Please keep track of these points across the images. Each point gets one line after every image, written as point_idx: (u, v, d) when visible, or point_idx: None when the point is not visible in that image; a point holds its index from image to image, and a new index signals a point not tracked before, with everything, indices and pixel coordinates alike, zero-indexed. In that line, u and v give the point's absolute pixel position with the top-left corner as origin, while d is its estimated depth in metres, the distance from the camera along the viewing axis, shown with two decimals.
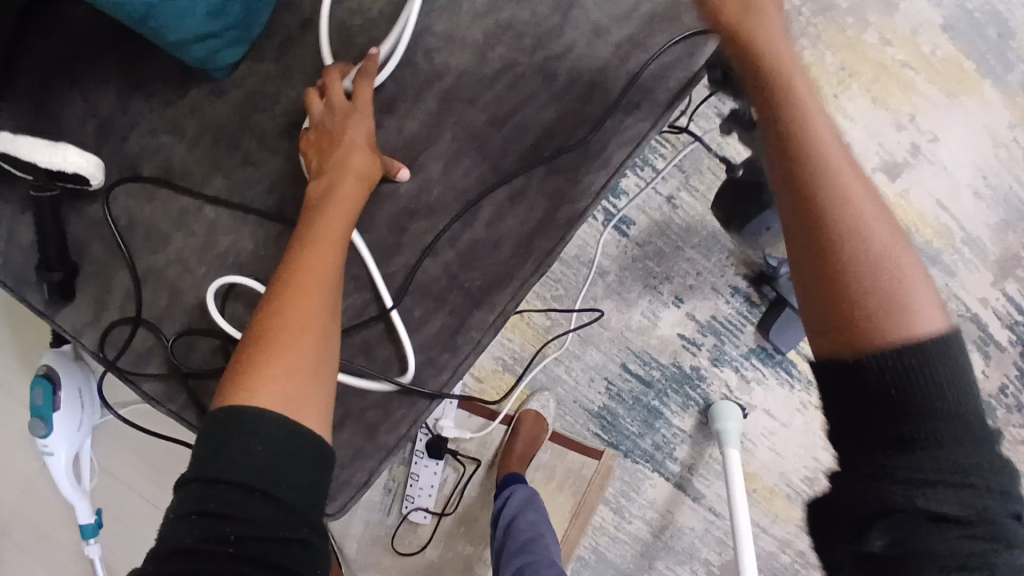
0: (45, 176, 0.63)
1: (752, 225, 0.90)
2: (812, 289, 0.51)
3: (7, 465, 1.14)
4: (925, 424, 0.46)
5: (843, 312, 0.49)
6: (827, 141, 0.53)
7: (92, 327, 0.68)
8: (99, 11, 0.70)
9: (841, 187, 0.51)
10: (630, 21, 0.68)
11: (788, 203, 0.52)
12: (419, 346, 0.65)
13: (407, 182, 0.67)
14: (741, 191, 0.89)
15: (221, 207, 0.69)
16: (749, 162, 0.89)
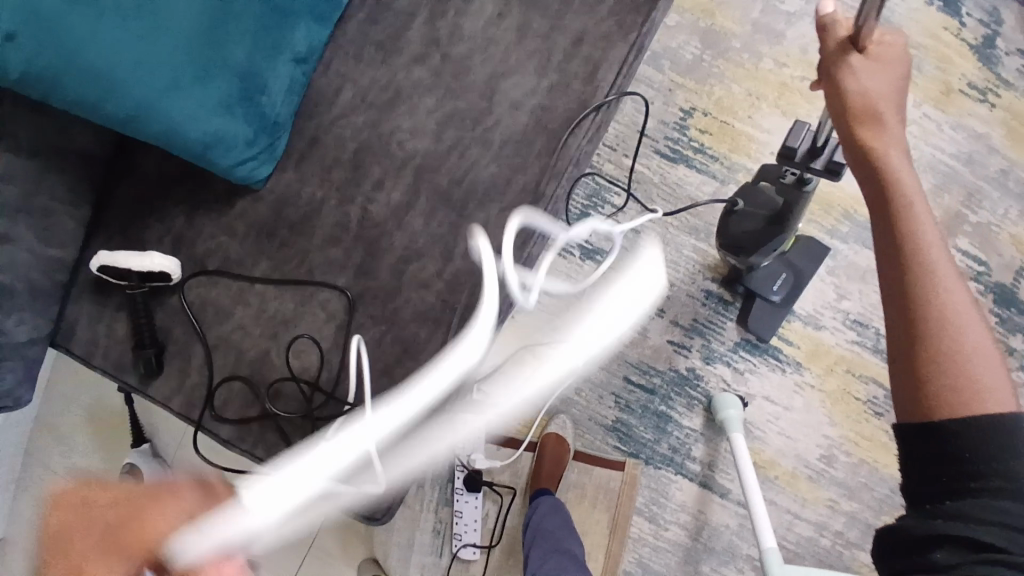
0: (138, 279, 0.81)
1: (764, 247, 1.02)
2: (899, 339, 0.58)
3: None
4: (983, 473, 0.51)
5: (920, 369, 0.56)
6: (936, 258, 0.59)
7: (177, 393, 0.83)
8: (151, 153, 0.89)
9: (939, 295, 0.57)
10: (544, 82, 0.83)
11: (888, 288, 0.61)
12: (428, 362, 0.80)
13: (399, 237, 0.82)
14: (750, 221, 1.03)
15: (267, 283, 0.83)
16: (748, 196, 1.04)
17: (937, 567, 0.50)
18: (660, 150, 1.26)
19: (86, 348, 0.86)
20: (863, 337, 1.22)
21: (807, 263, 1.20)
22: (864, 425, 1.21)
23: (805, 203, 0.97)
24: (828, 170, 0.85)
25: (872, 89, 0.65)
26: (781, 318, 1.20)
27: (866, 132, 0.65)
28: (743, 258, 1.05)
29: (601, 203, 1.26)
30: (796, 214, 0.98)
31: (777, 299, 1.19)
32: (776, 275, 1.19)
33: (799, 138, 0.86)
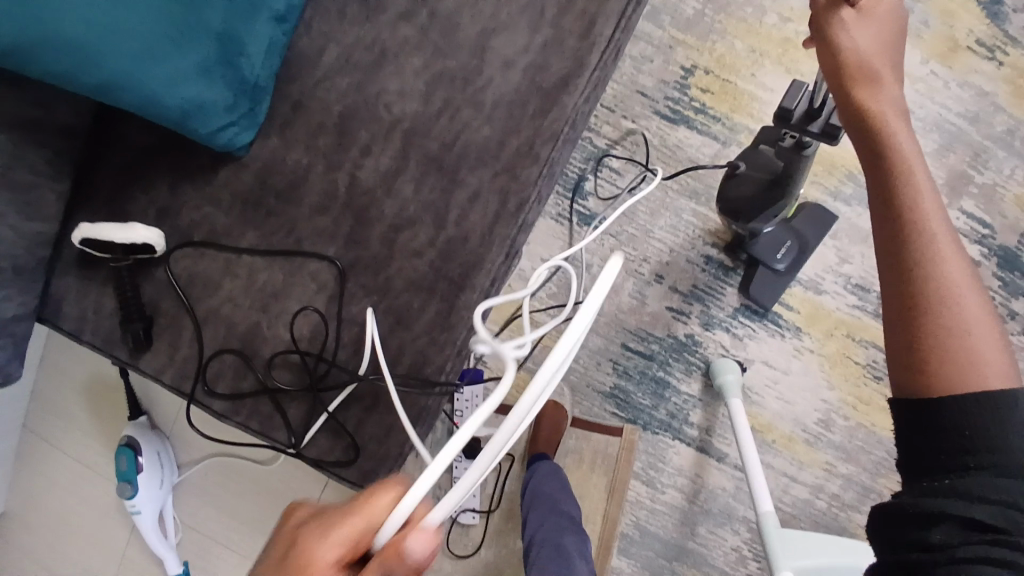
0: (122, 252, 0.79)
1: (762, 214, 1.01)
2: (896, 308, 0.56)
3: (102, 537, 1.26)
4: (987, 450, 0.50)
5: (918, 339, 0.54)
6: (935, 222, 0.56)
7: (169, 366, 0.82)
8: (129, 120, 0.86)
9: (938, 263, 0.55)
10: (535, 39, 0.79)
11: (885, 254, 0.58)
12: (422, 332, 0.79)
13: (389, 204, 0.80)
14: (749, 186, 1.00)
15: (255, 254, 0.81)
16: (749, 158, 1.00)
17: (935, 546, 0.49)
18: (660, 111, 1.22)
19: (75, 324, 0.84)
20: (864, 302, 1.21)
21: (812, 233, 1.19)
22: (862, 389, 1.21)
23: (805, 166, 0.93)
24: (825, 133, 0.81)
25: (867, 48, 0.62)
26: (784, 286, 1.18)
27: (862, 91, 0.62)
28: (740, 223, 1.05)
29: (598, 168, 1.23)
30: (795, 179, 0.95)
31: (781, 268, 1.16)
32: (780, 242, 1.16)
33: (795, 99, 0.83)
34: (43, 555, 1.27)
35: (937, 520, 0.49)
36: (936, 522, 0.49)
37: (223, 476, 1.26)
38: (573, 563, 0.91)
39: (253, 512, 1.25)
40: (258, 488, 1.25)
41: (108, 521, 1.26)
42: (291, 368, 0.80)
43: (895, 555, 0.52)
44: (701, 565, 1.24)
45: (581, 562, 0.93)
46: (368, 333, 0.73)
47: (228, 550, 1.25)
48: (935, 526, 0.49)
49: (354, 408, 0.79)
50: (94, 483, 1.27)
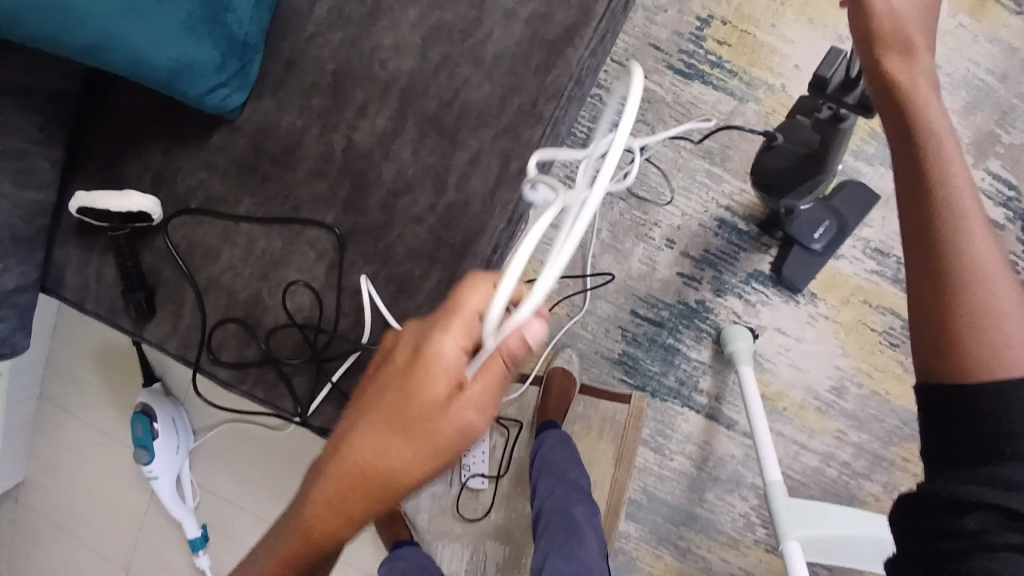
0: (119, 221, 0.78)
1: (797, 189, 0.96)
2: (922, 282, 0.53)
3: (121, 500, 1.29)
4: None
5: (945, 315, 0.51)
6: (965, 195, 0.53)
7: (172, 335, 0.81)
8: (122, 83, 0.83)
9: (968, 237, 0.52)
10: None
11: (910, 227, 0.55)
12: (424, 300, 0.77)
13: (387, 168, 0.77)
14: (787, 158, 0.96)
15: (254, 221, 0.79)
16: (789, 132, 0.96)
17: (969, 534, 0.46)
18: (673, 66, 1.17)
19: (78, 294, 0.83)
20: (883, 267, 1.18)
21: (852, 212, 1.14)
22: (877, 356, 1.18)
23: (842, 140, 0.90)
24: (861, 106, 0.79)
25: (900, 12, 0.60)
26: (820, 266, 1.14)
27: (892, 58, 0.60)
28: (773, 200, 1.00)
29: None
30: (832, 154, 0.91)
31: (818, 247, 1.13)
32: (818, 222, 1.12)
33: (833, 67, 0.79)
34: (66, 518, 1.31)
35: (972, 507, 0.47)
36: (971, 509, 0.47)
37: (237, 441, 1.28)
38: (582, 535, 0.92)
39: (268, 476, 1.27)
40: (270, 452, 1.27)
41: (127, 485, 1.29)
42: (294, 336, 0.79)
43: (920, 540, 0.50)
44: (709, 530, 1.24)
45: (590, 534, 0.93)
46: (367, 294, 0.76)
47: (243, 512, 1.28)
48: (960, 514, 0.47)
49: (357, 376, 0.78)
50: (112, 449, 1.30)
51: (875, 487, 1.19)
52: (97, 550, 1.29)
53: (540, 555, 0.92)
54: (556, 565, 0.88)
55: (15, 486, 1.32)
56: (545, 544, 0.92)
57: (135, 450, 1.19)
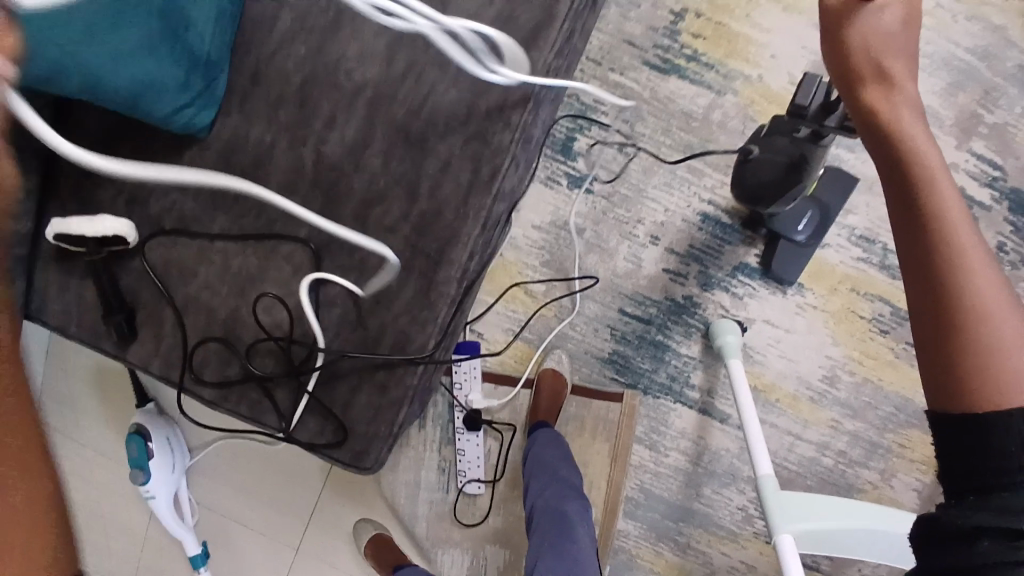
0: (95, 245, 0.77)
1: (784, 197, 0.96)
2: (925, 316, 0.51)
3: (121, 519, 1.30)
4: None
5: (949, 352, 0.49)
6: (960, 223, 0.52)
7: (154, 357, 0.80)
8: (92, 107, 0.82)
9: (966, 268, 0.50)
10: None
11: (907, 259, 0.53)
12: (402, 310, 0.76)
13: (359, 178, 0.77)
14: (767, 170, 0.94)
15: (229, 239, 0.79)
16: (763, 143, 0.95)
17: (980, 558, 0.45)
18: (650, 61, 1.17)
19: (58, 318, 0.83)
20: (870, 254, 1.17)
21: (834, 198, 1.15)
22: (869, 343, 1.18)
23: (820, 156, 0.92)
24: (843, 127, 0.80)
25: (880, 46, 0.60)
26: (808, 258, 1.14)
27: (874, 91, 0.60)
28: (763, 207, 1.00)
29: (587, 125, 1.19)
30: (810, 170, 0.92)
31: (804, 239, 1.13)
32: (801, 214, 1.12)
33: (810, 95, 0.82)
34: None
35: (987, 530, 0.45)
36: (985, 532, 0.45)
37: (232, 456, 1.28)
38: (574, 534, 0.92)
39: (265, 490, 1.28)
40: (267, 465, 1.28)
41: (126, 506, 1.29)
42: (273, 352, 0.78)
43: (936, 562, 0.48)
44: (707, 524, 1.24)
45: (582, 533, 0.93)
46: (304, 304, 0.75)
47: (242, 527, 1.28)
48: (976, 539, 0.46)
49: (339, 388, 0.78)
50: (108, 470, 1.29)
51: (872, 475, 1.19)
52: (101, 570, 1.30)
53: (534, 553, 0.92)
54: (549, 564, 0.88)
55: None
56: (537, 543, 0.93)
57: (131, 470, 1.19)
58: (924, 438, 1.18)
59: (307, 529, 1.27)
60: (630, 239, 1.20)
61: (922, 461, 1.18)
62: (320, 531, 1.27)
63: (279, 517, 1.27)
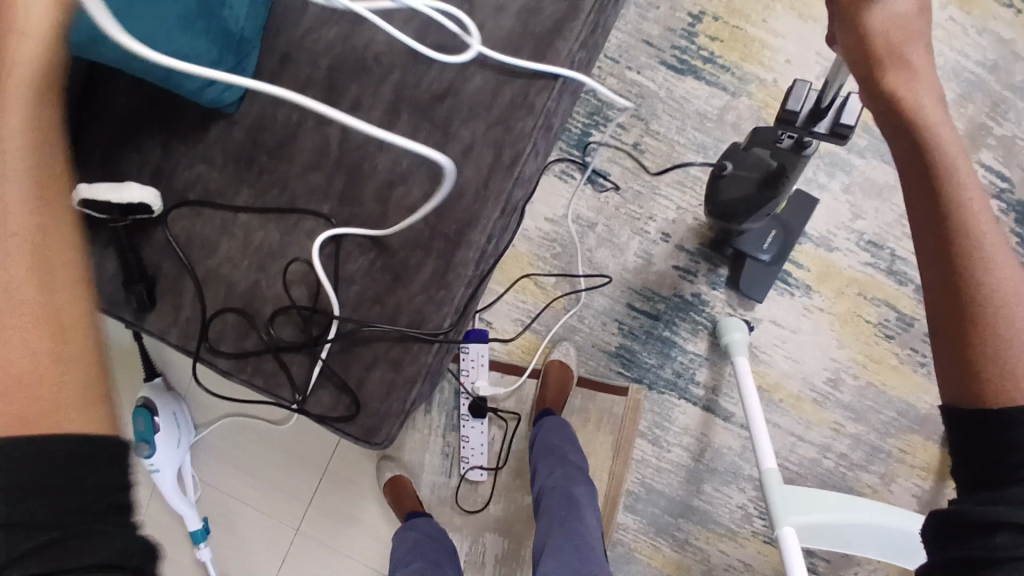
0: (119, 212, 0.78)
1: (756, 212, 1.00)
2: (947, 312, 0.53)
3: None
4: None
5: (974, 347, 0.52)
6: (981, 220, 0.54)
7: (173, 327, 0.82)
8: (123, 82, 0.84)
9: (988, 265, 0.53)
10: None
11: (930, 256, 0.55)
12: (418, 290, 0.78)
13: (382, 159, 0.79)
14: (740, 188, 0.98)
15: (252, 213, 0.81)
16: (737, 159, 0.98)
17: (999, 550, 0.45)
18: (667, 61, 1.19)
19: None
20: (877, 259, 1.19)
21: (800, 221, 1.17)
22: (873, 347, 1.19)
23: (800, 168, 0.90)
24: (833, 133, 0.78)
25: (899, 31, 0.57)
26: (774, 275, 1.17)
27: (897, 80, 0.57)
28: (736, 221, 1.04)
29: (602, 122, 1.21)
30: (789, 182, 0.92)
31: (768, 257, 1.16)
32: (765, 233, 1.15)
33: (800, 100, 0.79)
34: None
35: (1006, 525, 0.46)
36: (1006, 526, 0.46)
37: (239, 433, 1.30)
38: (583, 514, 0.92)
39: (271, 469, 1.29)
40: (273, 445, 1.29)
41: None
42: (291, 326, 0.80)
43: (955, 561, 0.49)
44: (707, 521, 1.25)
45: (590, 513, 0.94)
46: (320, 278, 0.76)
47: (247, 504, 1.30)
48: (989, 532, 0.46)
49: (355, 364, 0.79)
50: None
51: (872, 479, 1.20)
52: None
53: (543, 532, 0.93)
54: (558, 543, 0.89)
55: None
56: (546, 523, 0.93)
57: (136, 443, 1.19)
58: (925, 444, 1.19)
59: (309, 510, 1.28)
60: (640, 234, 1.21)
61: (922, 467, 1.19)
62: (322, 513, 1.28)
63: (284, 497, 1.29)
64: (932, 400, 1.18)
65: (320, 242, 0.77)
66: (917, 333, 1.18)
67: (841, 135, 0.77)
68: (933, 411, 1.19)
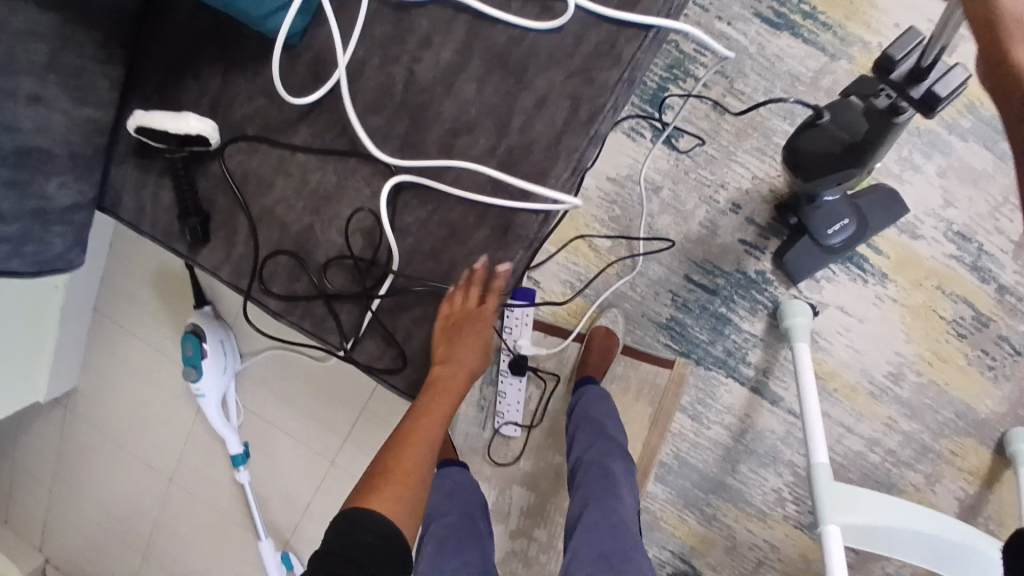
0: (176, 143, 0.76)
1: (825, 177, 0.91)
2: None
3: (171, 414, 1.36)
4: None
5: None
6: None
7: (225, 264, 0.80)
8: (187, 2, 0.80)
9: None
10: None
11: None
12: (476, 250, 0.74)
13: (448, 104, 0.73)
14: (828, 143, 0.88)
15: (309, 152, 0.77)
16: (835, 111, 0.87)
17: None
18: (762, 12, 1.07)
19: (132, 216, 0.82)
20: (962, 252, 1.08)
21: (877, 215, 1.05)
22: (943, 345, 1.09)
23: (892, 137, 0.83)
24: (923, 102, 0.73)
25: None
26: (824, 263, 1.08)
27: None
28: (798, 178, 0.94)
29: (681, 76, 1.11)
30: (878, 151, 0.84)
31: (833, 244, 1.05)
32: (837, 217, 1.03)
33: (904, 52, 0.74)
34: (119, 430, 1.38)
35: None
36: None
37: (283, 366, 1.32)
38: (620, 490, 0.91)
39: (312, 402, 1.32)
40: (314, 380, 1.31)
41: (174, 400, 1.35)
42: (345, 274, 0.77)
43: None
44: (737, 500, 1.23)
45: (627, 491, 0.92)
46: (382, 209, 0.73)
47: (287, 434, 1.34)
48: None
49: (404, 318, 0.77)
50: (164, 365, 1.35)
51: (916, 478, 1.12)
52: (147, 459, 1.38)
53: (577, 508, 0.92)
54: (593, 518, 0.88)
55: (69, 392, 1.39)
56: (581, 496, 0.93)
57: (184, 367, 1.23)
58: (979, 448, 1.10)
59: (345, 446, 1.31)
60: (707, 202, 1.13)
61: (971, 472, 1.11)
62: (358, 449, 1.31)
63: (322, 430, 1.32)
64: (996, 407, 1.09)
65: (386, 185, 0.73)
66: (990, 334, 1.08)
67: (930, 104, 0.72)
68: (993, 416, 1.09)
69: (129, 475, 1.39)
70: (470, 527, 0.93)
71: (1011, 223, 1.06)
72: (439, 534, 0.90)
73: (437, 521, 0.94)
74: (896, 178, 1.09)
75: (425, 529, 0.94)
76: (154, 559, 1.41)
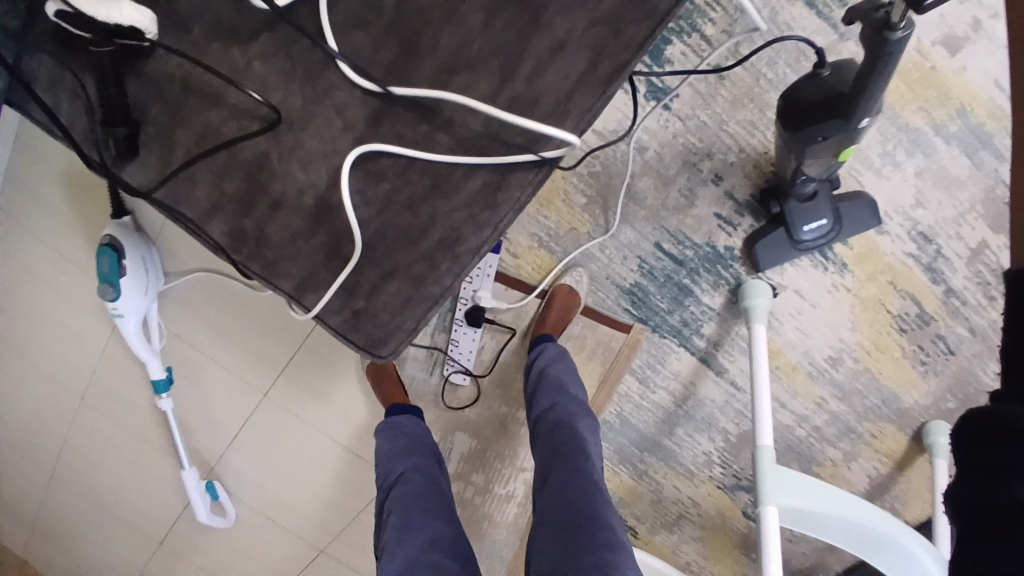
0: (103, 34, 0.62)
1: (812, 128, 0.85)
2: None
3: (79, 331, 1.22)
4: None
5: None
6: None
7: (158, 184, 0.68)
8: None
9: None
10: None
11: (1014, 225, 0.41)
12: (460, 206, 0.67)
13: (447, 34, 0.65)
14: (823, 89, 0.84)
15: (273, 64, 0.67)
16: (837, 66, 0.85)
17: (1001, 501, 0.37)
18: None
19: (40, 113, 0.68)
20: (921, 252, 1.11)
21: (851, 221, 1.07)
22: (883, 336, 1.15)
23: (894, 55, 0.72)
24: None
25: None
26: (790, 255, 1.09)
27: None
28: (789, 132, 0.89)
29: (687, 30, 1.04)
30: (871, 86, 0.76)
31: (804, 241, 1.06)
32: (816, 216, 1.04)
33: None
34: (22, 341, 1.24)
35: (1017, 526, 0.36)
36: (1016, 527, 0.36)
37: (215, 293, 1.20)
38: (589, 450, 0.90)
39: (246, 334, 1.21)
40: (249, 312, 1.20)
41: (89, 319, 1.21)
42: (303, 216, 0.68)
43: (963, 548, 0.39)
44: (670, 460, 1.29)
45: (593, 447, 0.93)
46: (345, 169, 0.65)
47: (217, 362, 1.24)
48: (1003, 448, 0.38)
49: (369, 271, 0.68)
50: (73, 277, 1.18)
51: (834, 454, 1.21)
52: (54, 375, 1.25)
53: (545, 467, 0.92)
54: (563, 477, 0.87)
55: None
56: (547, 455, 0.93)
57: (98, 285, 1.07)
58: (895, 433, 1.19)
59: (279, 380, 1.23)
60: (689, 169, 1.09)
61: (884, 453, 1.21)
62: (294, 386, 1.23)
63: (255, 363, 1.23)
64: (916, 397, 1.17)
65: (352, 153, 0.65)
66: (929, 332, 1.14)
67: None
68: (915, 405, 1.18)
69: (35, 389, 1.26)
70: (433, 489, 0.91)
71: (971, 231, 1.10)
72: (402, 502, 0.88)
73: (398, 487, 0.91)
74: (875, 172, 1.09)
75: (387, 492, 0.92)
76: (67, 475, 1.32)
